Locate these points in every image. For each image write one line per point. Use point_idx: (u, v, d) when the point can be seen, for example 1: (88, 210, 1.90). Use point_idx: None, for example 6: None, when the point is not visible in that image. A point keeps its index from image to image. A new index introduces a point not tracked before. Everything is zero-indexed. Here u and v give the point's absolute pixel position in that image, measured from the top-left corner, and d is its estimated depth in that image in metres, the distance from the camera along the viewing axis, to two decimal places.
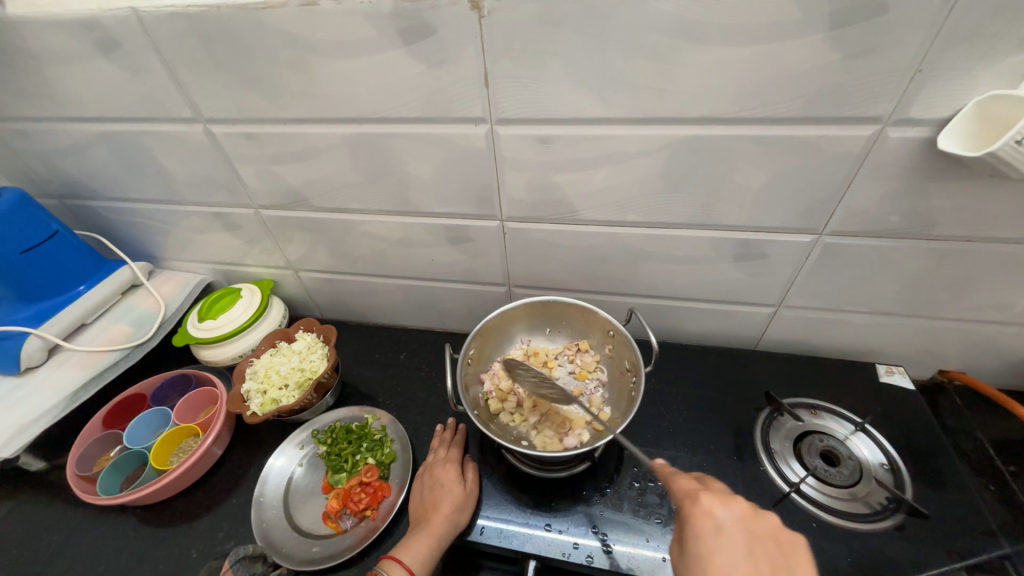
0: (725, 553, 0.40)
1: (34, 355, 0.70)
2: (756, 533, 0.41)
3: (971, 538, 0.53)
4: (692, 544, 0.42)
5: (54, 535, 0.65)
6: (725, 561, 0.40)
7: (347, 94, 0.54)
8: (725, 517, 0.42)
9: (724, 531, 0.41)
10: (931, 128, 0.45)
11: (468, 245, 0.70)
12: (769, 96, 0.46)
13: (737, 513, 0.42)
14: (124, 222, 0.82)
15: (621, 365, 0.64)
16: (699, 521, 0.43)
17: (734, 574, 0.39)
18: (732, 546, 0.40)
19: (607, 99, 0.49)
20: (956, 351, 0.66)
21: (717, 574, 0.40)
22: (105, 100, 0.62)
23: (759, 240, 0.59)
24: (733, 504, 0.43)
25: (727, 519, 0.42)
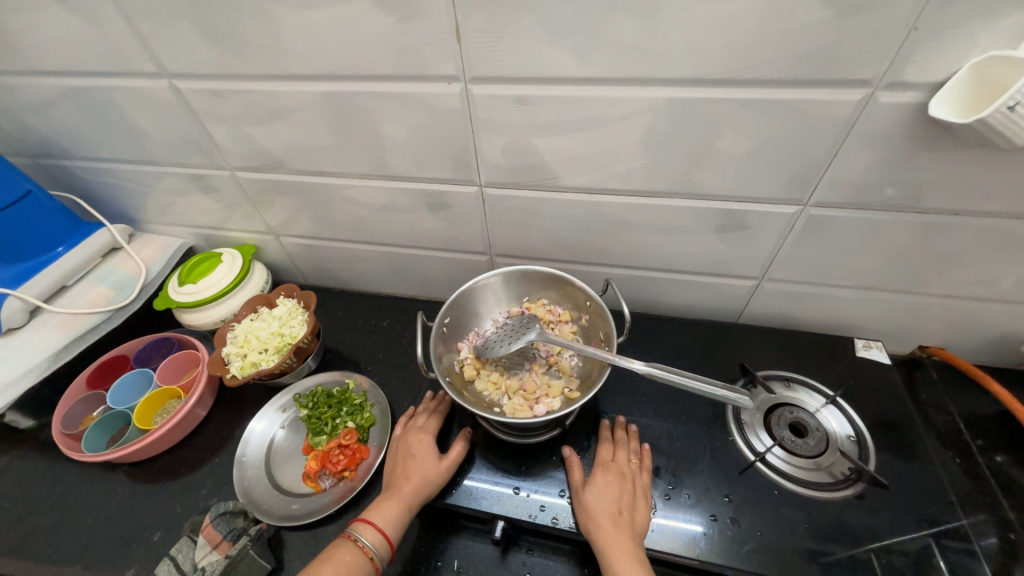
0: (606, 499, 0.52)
1: (16, 316, 0.70)
2: (631, 486, 0.54)
3: (929, 506, 0.54)
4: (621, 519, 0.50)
5: (47, 489, 0.67)
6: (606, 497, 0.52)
7: (314, 49, 0.52)
8: (612, 469, 0.55)
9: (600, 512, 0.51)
10: (924, 93, 0.42)
11: (448, 212, 0.68)
12: (756, 55, 0.43)
13: (622, 466, 0.55)
14: (100, 182, 0.80)
15: (596, 335, 0.63)
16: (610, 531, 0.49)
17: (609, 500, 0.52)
18: (608, 487, 0.53)
19: (585, 56, 0.46)
20: (937, 327, 0.66)
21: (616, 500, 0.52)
22: (65, 51, 0.59)
23: (742, 211, 0.57)
24: (614, 456, 0.56)
25: (615, 470, 0.54)
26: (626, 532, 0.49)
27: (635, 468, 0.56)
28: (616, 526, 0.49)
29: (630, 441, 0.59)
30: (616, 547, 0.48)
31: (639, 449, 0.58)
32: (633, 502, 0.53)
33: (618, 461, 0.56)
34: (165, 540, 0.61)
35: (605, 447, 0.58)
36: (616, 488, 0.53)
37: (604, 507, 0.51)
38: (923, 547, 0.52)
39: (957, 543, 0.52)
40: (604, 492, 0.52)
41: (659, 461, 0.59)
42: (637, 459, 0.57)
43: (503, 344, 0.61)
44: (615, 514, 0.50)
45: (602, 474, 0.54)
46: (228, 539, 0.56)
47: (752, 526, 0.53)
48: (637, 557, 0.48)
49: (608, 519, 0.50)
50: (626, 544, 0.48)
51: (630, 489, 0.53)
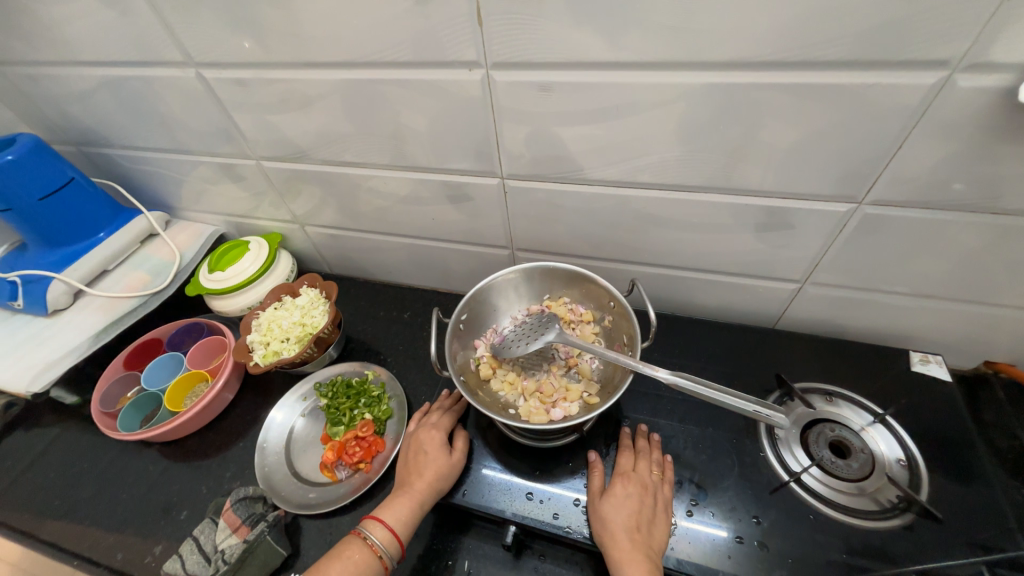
0: (625, 513, 0.49)
1: (60, 298, 0.74)
2: (651, 499, 0.51)
3: (990, 541, 0.49)
4: (640, 536, 0.48)
5: (88, 462, 0.71)
6: (626, 510, 0.49)
7: (333, 35, 0.50)
8: (632, 480, 0.52)
9: (620, 526, 0.48)
10: (1014, 75, 0.36)
11: (469, 205, 0.66)
12: (810, 34, 0.38)
13: (644, 478, 0.52)
14: (138, 171, 0.83)
15: (619, 338, 0.60)
16: (629, 548, 0.46)
17: (629, 514, 0.49)
18: (628, 499, 0.50)
19: (616, 38, 0.42)
20: (1009, 342, 0.59)
21: (636, 514, 0.49)
22: (100, 42, 0.61)
23: (787, 208, 0.52)
24: (637, 466, 0.54)
25: (635, 482, 0.51)
26: (642, 548, 0.47)
27: (657, 480, 0.53)
28: (632, 542, 0.47)
29: (654, 451, 0.56)
30: (630, 563, 0.45)
31: (663, 460, 0.55)
32: (653, 516, 0.50)
33: (640, 472, 0.53)
34: (191, 519, 0.63)
35: (627, 455, 0.55)
36: (636, 501, 0.50)
37: (623, 519, 0.48)
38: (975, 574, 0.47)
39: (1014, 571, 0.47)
40: (622, 504, 0.50)
41: (682, 473, 0.55)
42: (660, 470, 0.54)
43: (521, 344, 0.59)
44: (633, 529, 0.48)
45: (621, 485, 0.51)
46: (247, 523, 0.57)
47: (782, 551, 0.49)
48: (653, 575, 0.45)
49: (625, 534, 0.47)
50: (642, 561, 0.46)
51: (651, 502, 0.51)
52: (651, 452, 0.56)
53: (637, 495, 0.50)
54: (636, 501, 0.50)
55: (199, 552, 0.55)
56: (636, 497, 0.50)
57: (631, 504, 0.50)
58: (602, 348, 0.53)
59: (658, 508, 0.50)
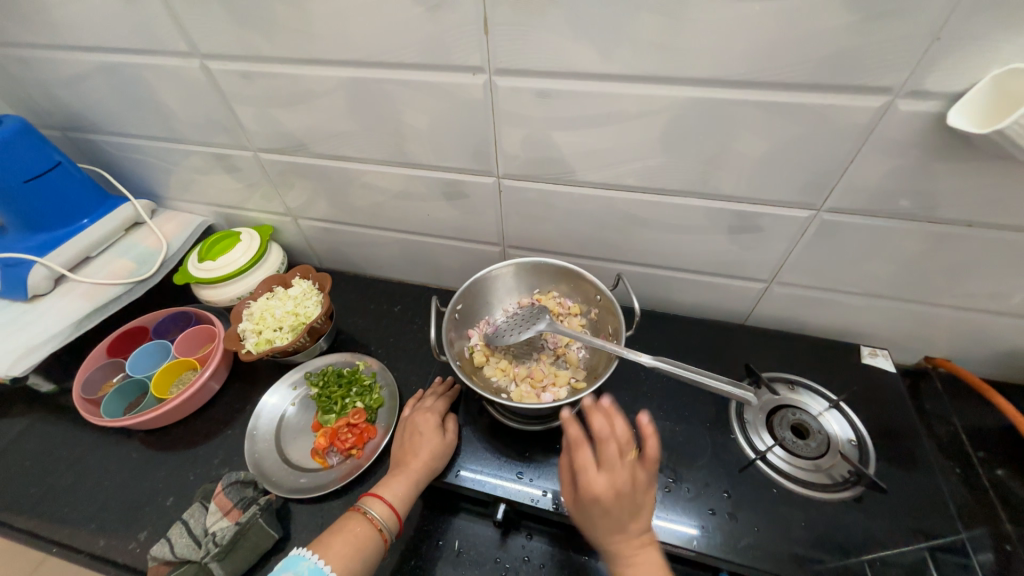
0: (633, 516, 0.46)
1: (41, 283, 0.73)
2: (626, 499, 0.46)
3: (931, 529, 0.54)
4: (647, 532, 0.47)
5: (65, 451, 0.70)
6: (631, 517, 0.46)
7: (342, 34, 0.53)
8: (598, 488, 0.46)
9: (631, 532, 0.47)
10: (943, 103, 0.43)
11: (464, 202, 0.69)
12: (777, 58, 0.44)
13: (611, 480, 0.46)
14: (126, 158, 0.82)
15: (605, 328, 0.65)
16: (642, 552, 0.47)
17: (635, 517, 0.47)
18: (633, 499, 0.47)
19: (610, 52, 0.47)
20: (944, 338, 0.66)
21: (640, 512, 0.47)
22: (101, 27, 0.61)
23: (756, 213, 0.58)
24: (596, 468, 0.47)
25: (602, 491, 0.46)
26: (636, 549, 0.46)
27: (625, 473, 0.47)
28: (623, 552, 0.46)
29: (612, 445, 0.47)
30: (649, 568, 0.46)
31: (627, 445, 0.48)
32: (633, 512, 0.47)
33: (603, 471, 0.47)
34: (177, 506, 0.63)
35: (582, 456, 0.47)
36: (608, 508, 0.46)
37: (634, 520, 0.46)
38: (919, 560, 0.52)
39: (954, 556, 0.52)
40: (598, 517, 0.47)
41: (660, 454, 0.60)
42: (625, 458, 0.47)
43: (513, 333, 0.62)
44: (621, 538, 0.47)
45: (590, 499, 0.47)
46: (238, 507, 0.57)
47: (749, 522, 0.54)
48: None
49: (614, 547, 0.47)
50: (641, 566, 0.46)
51: (627, 502, 0.46)
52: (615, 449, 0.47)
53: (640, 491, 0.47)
54: (638, 496, 0.47)
55: (189, 535, 0.55)
56: (637, 495, 0.47)
57: (635, 501, 0.47)
58: (590, 336, 0.57)
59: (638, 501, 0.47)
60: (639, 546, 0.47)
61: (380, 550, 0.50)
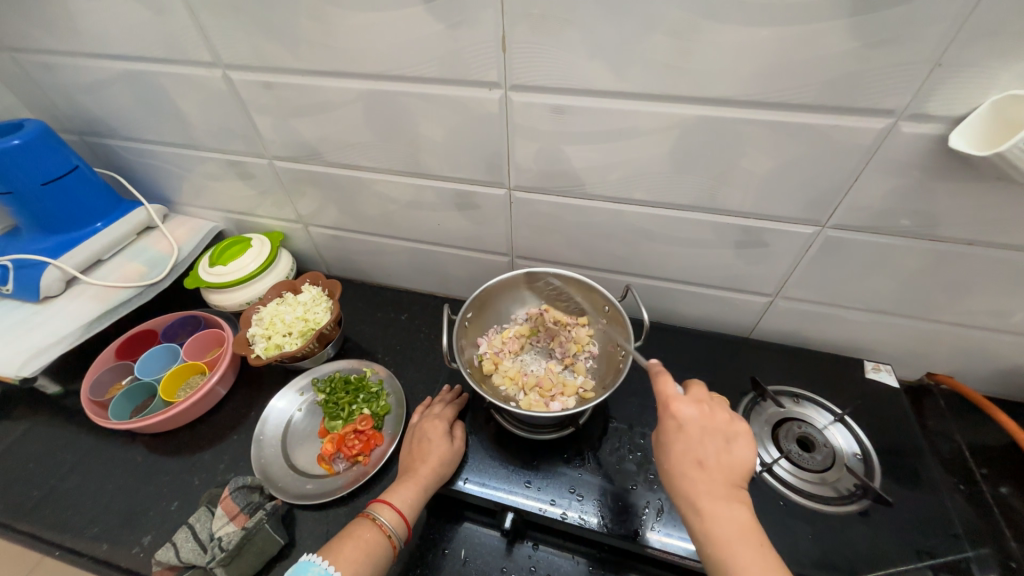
0: (718, 491, 0.43)
1: (53, 285, 0.73)
2: (732, 472, 0.45)
3: (934, 549, 0.54)
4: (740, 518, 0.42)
5: (69, 453, 0.70)
6: (717, 492, 0.43)
7: (363, 48, 0.55)
8: (704, 453, 0.45)
9: (720, 508, 0.43)
10: (945, 125, 0.45)
11: (474, 213, 0.71)
12: (784, 80, 0.45)
13: (714, 446, 0.45)
14: (141, 163, 0.84)
15: (614, 339, 0.65)
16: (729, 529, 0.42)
17: (721, 494, 0.43)
18: (716, 473, 0.44)
19: (623, 71, 0.49)
20: (946, 354, 0.67)
21: (728, 493, 0.43)
22: (128, 37, 0.63)
23: (762, 228, 0.59)
24: (707, 430, 0.46)
25: (708, 456, 0.45)
26: (750, 553, 0.40)
27: (730, 439, 0.46)
28: (734, 548, 0.41)
29: (722, 415, 0.47)
30: (740, 551, 0.41)
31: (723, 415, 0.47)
32: (739, 496, 0.44)
33: (712, 435, 0.46)
34: (181, 511, 0.63)
35: (689, 411, 0.47)
36: (710, 479, 0.44)
37: (722, 498, 0.43)
38: None
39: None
40: (701, 495, 0.43)
41: None
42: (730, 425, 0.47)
43: None
44: (728, 529, 0.41)
45: (692, 465, 0.45)
46: (244, 511, 0.57)
47: None
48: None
49: (720, 543, 0.41)
50: (756, 574, 0.40)
51: (732, 478, 0.44)
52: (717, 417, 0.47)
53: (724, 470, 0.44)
54: (723, 474, 0.44)
55: (194, 540, 0.55)
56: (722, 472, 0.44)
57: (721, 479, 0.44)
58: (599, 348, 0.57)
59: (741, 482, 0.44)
60: (753, 547, 0.41)
61: (388, 557, 0.50)
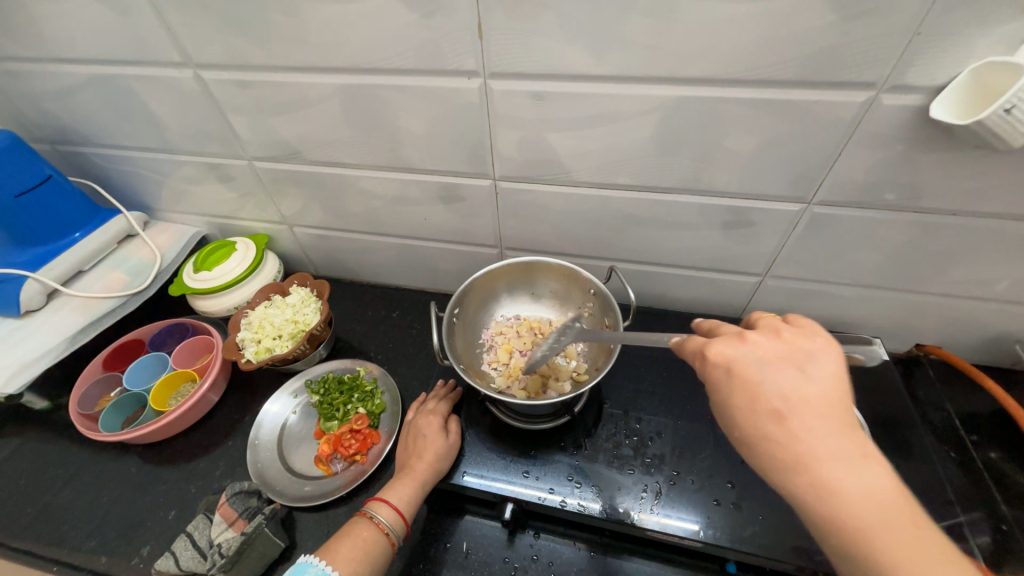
0: (832, 448, 0.33)
1: (34, 298, 0.72)
2: (835, 417, 0.34)
3: (928, 514, 0.55)
4: (869, 475, 0.32)
5: (62, 468, 0.69)
6: (829, 451, 0.33)
7: (337, 42, 0.53)
8: (781, 394, 0.35)
9: (841, 472, 0.32)
10: (925, 96, 0.44)
11: (460, 205, 0.70)
12: (764, 57, 0.45)
13: (796, 379, 0.35)
14: (117, 170, 0.82)
15: (601, 321, 0.66)
16: (860, 499, 0.31)
17: (833, 452, 0.33)
18: (822, 423, 0.34)
19: (603, 54, 0.48)
20: (934, 325, 0.68)
21: (843, 447, 0.33)
22: (93, 39, 0.61)
23: (748, 208, 0.59)
24: (769, 360, 0.36)
25: (787, 397, 0.35)
26: (894, 522, 0.31)
27: (808, 361, 0.36)
28: (868, 520, 0.31)
29: (801, 347, 0.37)
30: (886, 529, 0.31)
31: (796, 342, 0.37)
32: (859, 447, 0.33)
33: (781, 365, 0.36)
34: (179, 520, 0.62)
35: (736, 346, 0.38)
36: (810, 433, 0.33)
37: (840, 455, 0.33)
38: None
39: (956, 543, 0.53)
40: (810, 456, 0.33)
41: (663, 448, 0.60)
42: (810, 349, 0.37)
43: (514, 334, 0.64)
44: (852, 494, 0.31)
45: (770, 416, 0.35)
46: (243, 517, 0.57)
47: (755, 511, 0.53)
48: (951, 574, 0.29)
49: (843, 517, 0.31)
50: (910, 551, 0.30)
51: (840, 423, 0.34)
52: (791, 343, 0.37)
53: (826, 418, 0.34)
54: (823, 423, 0.34)
55: (194, 547, 0.55)
56: (821, 421, 0.34)
57: (828, 430, 0.33)
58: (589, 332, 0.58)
59: (848, 417, 0.34)
60: (893, 512, 0.31)
61: (388, 554, 0.50)
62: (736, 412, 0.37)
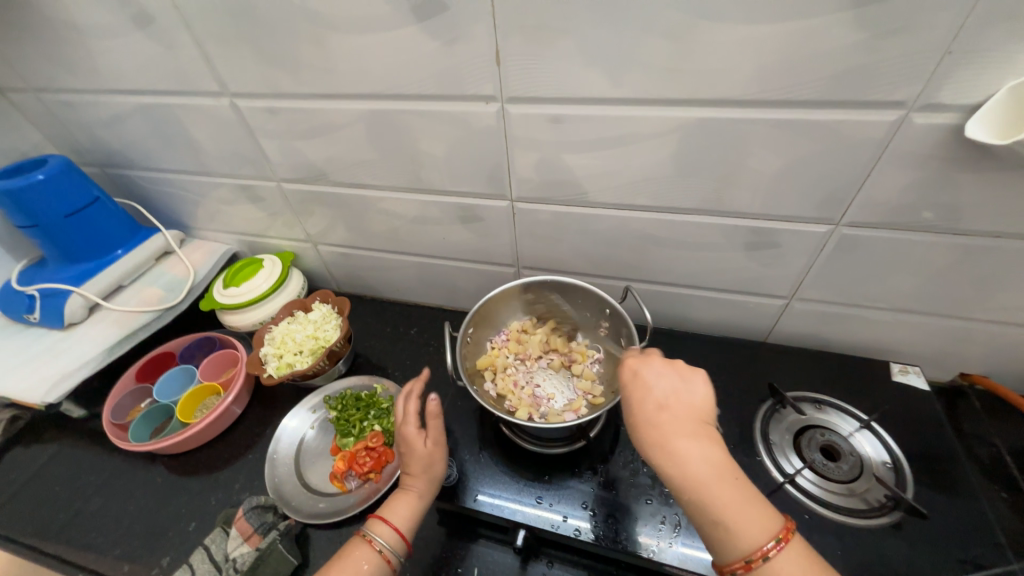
0: (681, 429, 0.42)
1: (77, 311, 0.76)
2: (696, 411, 0.43)
3: (976, 558, 0.51)
4: (709, 452, 0.40)
5: (93, 476, 0.71)
6: (683, 434, 0.41)
7: (362, 70, 0.56)
8: (661, 395, 0.44)
9: (688, 447, 0.40)
10: (960, 114, 0.43)
11: (479, 225, 0.71)
12: (785, 77, 0.44)
13: (671, 386, 0.45)
14: (158, 191, 0.86)
15: (617, 340, 0.65)
16: (703, 469, 0.39)
17: (686, 434, 0.41)
18: (683, 416, 0.42)
19: (619, 77, 0.48)
20: (980, 354, 0.63)
21: (695, 432, 0.41)
22: (140, 72, 0.66)
23: (772, 229, 0.57)
24: (660, 371, 0.46)
25: (665, 397, 0.44)
26: (731, 491, 0.38)
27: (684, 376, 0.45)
28: (710, 489, 0.38)
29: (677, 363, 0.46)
30: (724, 494, 0.38)
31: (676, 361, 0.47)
32: (709, 434, 0.42)
33: (665, 375, 0.45)
34: (199, 531, 0.63)
35: (642, 361, 0.47)
36: (672, 420, 0.42)
37: (690, 434, 0.41)
38: None
39: None
40: (667, 435, 0.41)
41: None
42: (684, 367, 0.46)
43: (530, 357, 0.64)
44: (698, 468, 0.39)
45: (653, 411, 0.43)
46: (259, 532, 0.59)
47: None
48: (761, 528, 0.37)
49: (688, 484, 0.39)
50: (742, 515, 0.38)
51: (696, 415, 0.43)
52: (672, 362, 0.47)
53: (687, 413, 0.43)
54: (686, 415, 0.42)
55: (210, 561, 0.56)
56: (684, 415, 0.42)
57: (689, 421, 0.42)
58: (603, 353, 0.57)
59: (707, 418, 0.43)
60: (728, 485, 0.39)
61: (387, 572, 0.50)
62: (629, 411, 0.45)
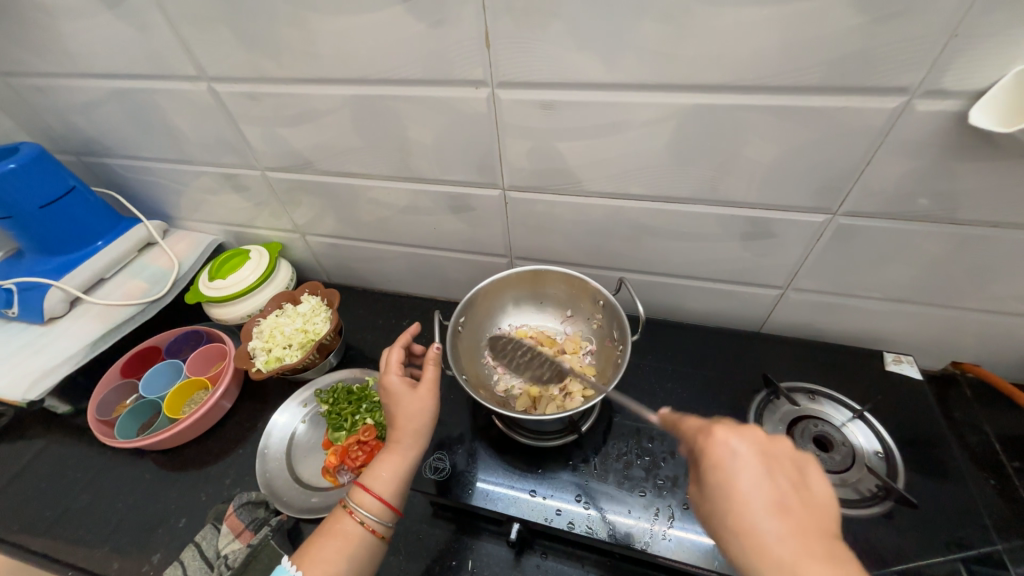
0: (808, 543, 0.33)
1: (57, 306, 0.74)
2: (823, 521, 0.35)
3: (964, 538, 0.52)
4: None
5: (80, 473, 0.70)
6: (813, 551, 0.33)
7: (345, 54, 0.53)
8: (776, 490, 0.36)
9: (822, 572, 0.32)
10: (964, 101, 0.41)
11: (470, 215, 0.69)
12: (785, 62, 0.42)
13: (786, 480, 0.37)
14: (138, 180, 0.84)
15: (609, 333, 0.65)
16: None
17: (815, 548, 0.33)
18: (809, 521, 0.34)
19: (614, 61, 0.46)
20: (973, 343, 0.64)
21: (828, 551, 0.33)
22: (112, 55, 0.62)
23: (768, 219, 0.56)
24: (771, 456, 0.38)
25: (782, 495, 0.36)
26: None
27: (804, 472, 0.38)
28: None
29: (785, 446, 0.39)
30: None
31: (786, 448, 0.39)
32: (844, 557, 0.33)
33: (781, 463, 0.37)
34: (190, 528, 0.63)
35: (740, 432, 0.39)
36: (796, 528, 0.34)
37: (821, 549, 0.33)
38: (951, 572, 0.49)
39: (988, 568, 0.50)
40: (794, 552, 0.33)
41: (677, 470, 0.57)
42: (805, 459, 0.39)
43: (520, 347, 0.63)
44: None
45: (766, 511, 0.35)
46: (250, 528, 0.57)
47: None
48: None
49: None
50: None
51: (823, 527, 0.35)
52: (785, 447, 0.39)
53: (809, 520, 0.34)
54: (812, 527, 0.34)
55: (202, 558, 0.56)
56: (805, 521, 0.34)
57: (814, 531, 0.34)
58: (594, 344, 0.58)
59: (838, 533, 0.35)
60: None
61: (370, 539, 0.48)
62: (726, 505, 0.36)
